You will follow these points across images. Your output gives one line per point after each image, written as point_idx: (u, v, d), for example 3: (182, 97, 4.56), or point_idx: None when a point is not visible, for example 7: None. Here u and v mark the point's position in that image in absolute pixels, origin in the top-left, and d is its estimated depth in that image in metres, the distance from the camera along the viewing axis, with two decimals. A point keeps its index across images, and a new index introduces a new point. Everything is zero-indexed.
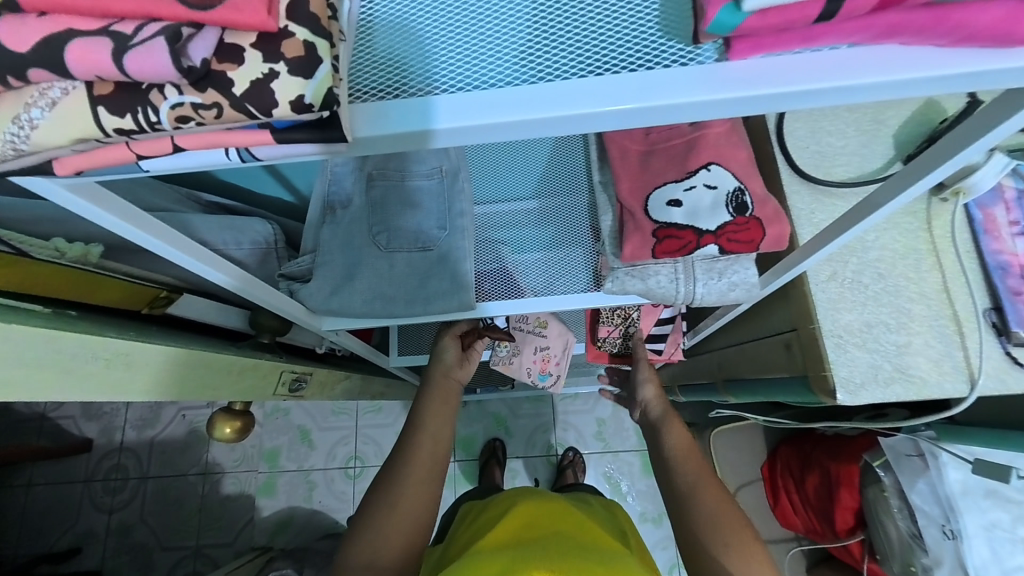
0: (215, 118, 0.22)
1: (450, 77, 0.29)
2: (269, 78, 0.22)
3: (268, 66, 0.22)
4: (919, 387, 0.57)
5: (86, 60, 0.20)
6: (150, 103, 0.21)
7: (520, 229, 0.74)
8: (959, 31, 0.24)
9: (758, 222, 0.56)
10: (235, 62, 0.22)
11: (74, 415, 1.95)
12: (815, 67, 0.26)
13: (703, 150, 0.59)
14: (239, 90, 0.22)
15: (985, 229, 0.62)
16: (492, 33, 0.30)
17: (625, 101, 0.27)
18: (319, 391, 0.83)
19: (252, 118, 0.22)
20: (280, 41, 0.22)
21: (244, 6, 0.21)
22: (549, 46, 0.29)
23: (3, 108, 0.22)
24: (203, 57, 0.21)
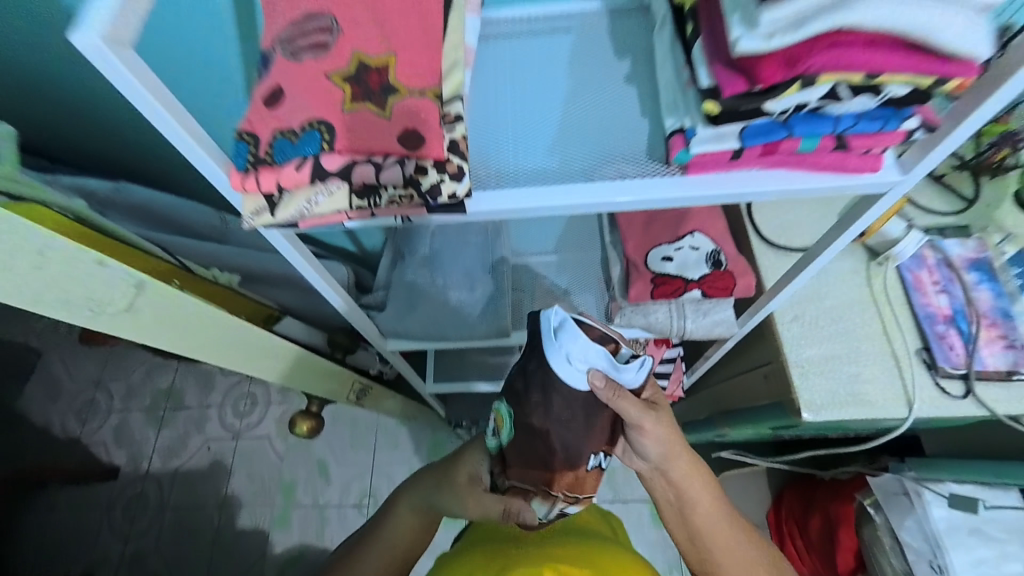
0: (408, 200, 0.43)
1: (525, 175, 0.49)
2: (441, 182, 0.43)
3: (440, 176, 0.43)
4: (869, 408, 0.71)
5: (362, 173, 0.42)
6: (379, 193, 0.43)
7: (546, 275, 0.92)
8: (817, 164, 0.43)
9: (729, 273, 0.74)
10: (424, 173, 0.43)
11: (106, 442, 2.03)
12: (738, 179, 0.45)
13: (689, 221, 0.79)
14: (425, 187, 0.42)
15: (916, 287, 0.78)
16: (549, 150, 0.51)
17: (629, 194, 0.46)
18: (373, 404, 0.99)
19: (427, 201, 0.43)
20: (446, 163, 0.43)
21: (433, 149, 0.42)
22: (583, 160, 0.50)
23: (303, 193, 0.43)
24: (411, 172, 0.42)
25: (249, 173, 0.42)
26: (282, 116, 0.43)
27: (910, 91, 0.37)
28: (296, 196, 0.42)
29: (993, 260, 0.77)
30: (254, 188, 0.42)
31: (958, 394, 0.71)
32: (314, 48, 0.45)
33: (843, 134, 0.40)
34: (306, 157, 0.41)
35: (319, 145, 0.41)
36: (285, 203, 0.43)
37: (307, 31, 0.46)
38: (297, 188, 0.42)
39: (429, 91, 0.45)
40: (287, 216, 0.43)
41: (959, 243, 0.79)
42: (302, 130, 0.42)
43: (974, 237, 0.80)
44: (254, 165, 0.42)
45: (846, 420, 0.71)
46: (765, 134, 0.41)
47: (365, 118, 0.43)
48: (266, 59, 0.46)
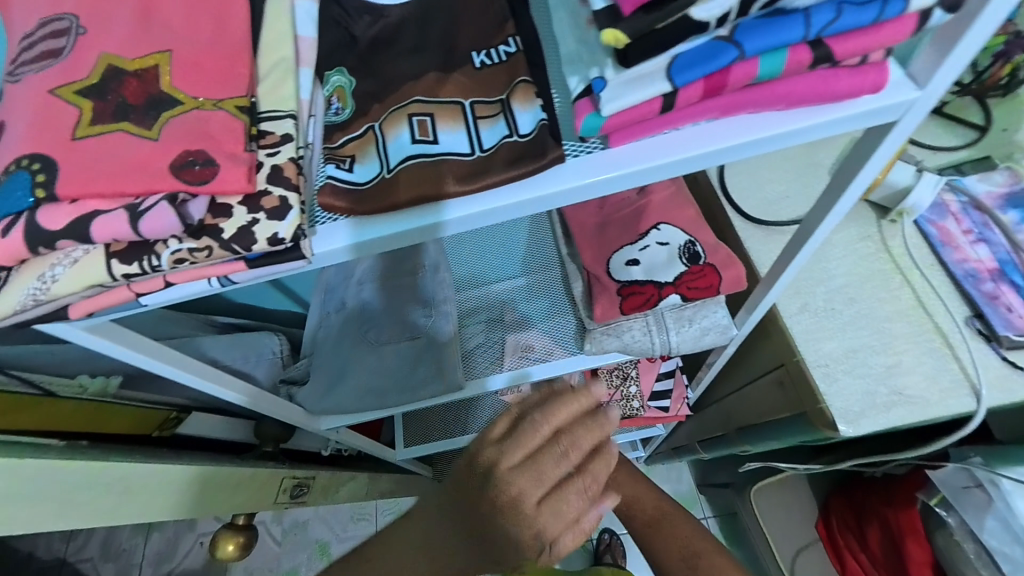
0: (206, 256, 0.29)
1: (408, 157, 0.34)
2: (253, 224, 0.30)
3: (251, 216, 0.30)
4: (923, 408, 0.55)
5: (108, 230, 0.27)
6: (155, 252, 0.28)
7: (510, 307, 0.77)
8: (785, 98, 0.29)
9: (712, 268, 0.59)
10: (225, 215, 0.29)
11: (94, 557, 1.60)
12: (683, 141, 0.31)
13: (652, 213, 0.65)
14: (228, 234, 0.29)
15: (943, 241, 0.62)
16: (428, 125, 0.35)
17: (548, 187, 0.32)
18: (322, 497, 0.81)
19: (236, 254, 0.30)
20: (260, 197, 0.30)
21: (233, 180, 0.29)
22: (469, 117, 0.36)
23: (37, 267, 0.28)
24: (199, 215, 0.28)
25: None
26: None
27: None
28: (23, 276, 0.28)
29: None
30: None
31: None
32: (43, 59, 0.31)
33: (821, 38, 0.26)
34: (15, 215, 0.27)
35: (32, 192, 0.27)
36: (8, 288, 0.28)
37: (35, 40, 0.32)
38: (23, 264, 0.28)
39: (231, 102, 0.33)
40: (13, 306, 0.28)
41: (982, 180, 0.64)
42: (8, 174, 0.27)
43: (1003, 168, 0.65)
44: None
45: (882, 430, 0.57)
46: (704, 61, 0.27)
47: (114, 142, 0.28)
48: None
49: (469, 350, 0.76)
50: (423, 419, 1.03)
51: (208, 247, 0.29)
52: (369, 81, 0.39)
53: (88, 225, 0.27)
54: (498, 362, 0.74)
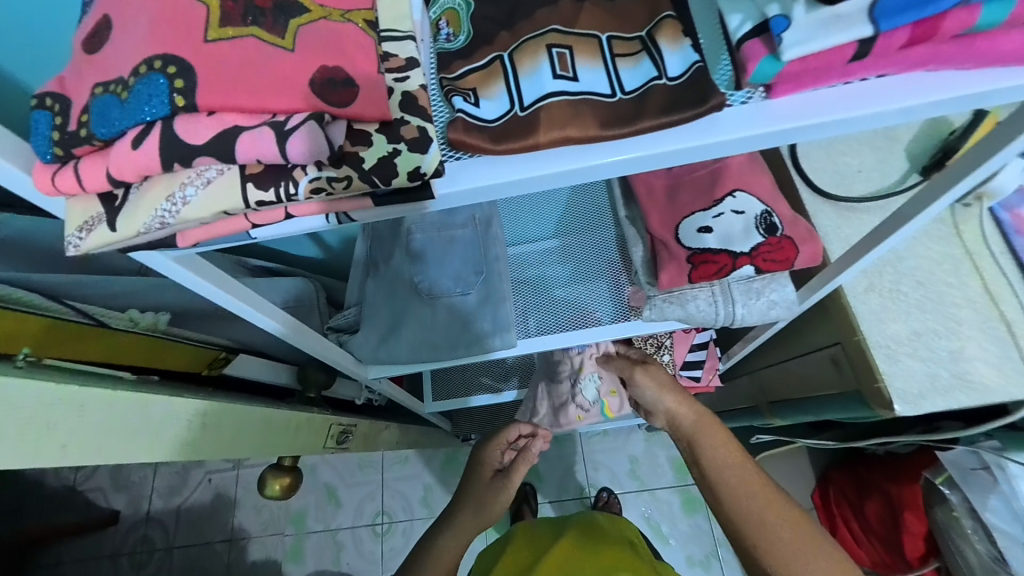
0: (344, 188, 0.27)
1: (549, 94, 0.31)
2: (394, 155, 0.27)
3: (392, 146, 0.27)
4: (981, 393, 0.56)
5: (253, 148, 0.24)
6: (293, 179, 0.26)
7: (546, 267, 0.77)
8: (981, 57, 0.27)
9: (791, 242, 0.58)
10: (364, 143, 0.27)
11: (102, 486, 1.63)
12: (854, 98, 0.28)
13: (727, 179, 0.63)
14: (368, 165, 0.27)
15: (1017, 229, 0.62)
16: (566, 61, 0.32)
17: (699, 140, 0.30)
18: (363, 444, 0.82)
19: (375, 187, 0.27)
20: (398, 126, 0.28)
21: (373, 104, 0.27)
22: (608, 54, 0.33)
23: (164, 184, 0.26)
24: (340, 140, 0.26)
25: (65, 164, 0.26)
26: (107, 61, 0.26)
27: None
28: (149, 195, 0.26)
29: None
30: (75, 188, 0.26)
31: None
32: None
33: None
34: (148, 123, 0.24)
35: (172, 102, 0.24)
36: (131, 208, 0.26)
37: None
38: (147, 181, 0.26)
39: (358, 15, 0.30)
40: (138, 228, 0.26)
41: None
42: (136, 78, 0.25)
43: None
44: (64, 147, 0.25)
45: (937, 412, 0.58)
46: (917, 4, 0.25)
47: (249, 50, 0.26)
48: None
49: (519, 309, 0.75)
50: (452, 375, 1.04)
51: (344, 175, 0.26)
52: (489, 5, 0.35)
53: (231, 141, 0.24)
54: (550, 324, 0.73)
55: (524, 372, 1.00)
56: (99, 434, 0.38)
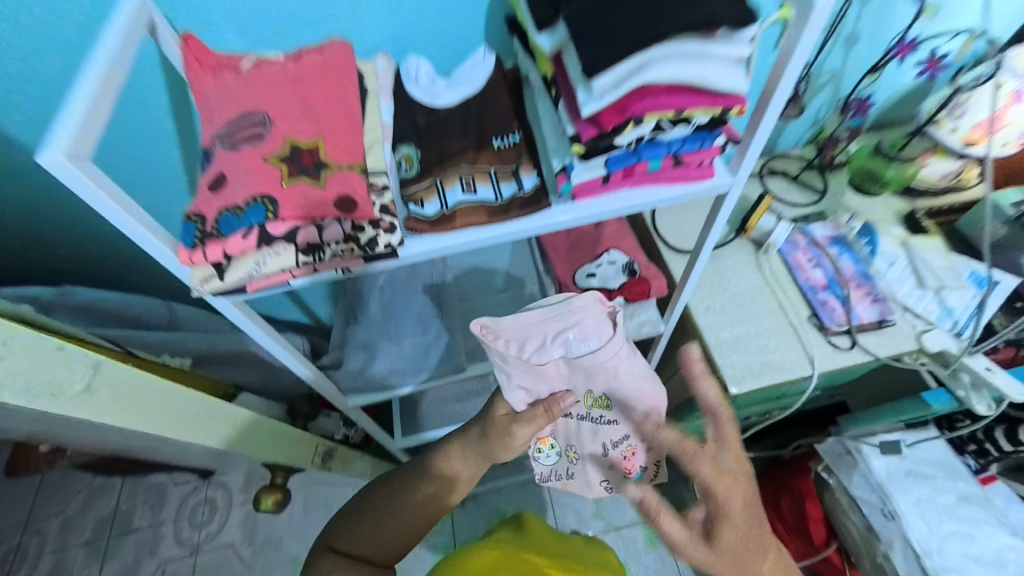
0: (350, 253, 0.51)
1: (461, 200, 0.58)
2: (376, 236, 0.52)
3: (375, 231, 0.52)
4: (782, 373, 0.82)
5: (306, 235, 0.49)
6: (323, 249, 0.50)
7: (490, 319, 0.98)
8: (665, 179, 0.56)
9: (643, 279, 0.86)
10: (360, 230, 0.51)
11: None
12: (614, 199, 0.57)
13: (604, 241, 0.92)
14: (363, 241, 0.51)
15: (795, 266, 0.91)
16: (471, 183, 0.60)
17: (538, 223, 0.57)
18: (342, 467, 0.97)
19: (366, 252, 0.51)
20: (378, 220, 0.52)
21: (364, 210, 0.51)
22: (494, 178, 0.60)
23: (252, 257, 0.49)
24: (348, 228, 0.51)
25: (196, 247, 0.48)
26: (225, 196, 0.50)
27: (709, 119, 0.51)
28: (244, 261, 0.49)
29: (847, 235, 0.92)
30: (202, 260, 0.48)
31: (845, 345, 0.84)
32: (249, 138, 0.53)
33: (678, 154, 0.54)
34: (252, 226, 0.48)
35: (265, 214, 0.49)
36: (234, 268, 0.49)
37: (241, 126, 0.54)
38: (243, 254, 0.49)
39: (356, 166, 0.54)
40: (237, 278, 0.49)
41: (820, 226, 0.94)
42: (247, 206, 0.49)
43: (828, 220, 0.95)
44: (200, 239, 0.48)
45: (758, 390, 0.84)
46: (622, 161, 0.54)
47: (302, 189, 0.50)
48: (207, 154, 0.54)
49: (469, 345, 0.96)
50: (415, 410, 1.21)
51: (351, 247, 0.50)
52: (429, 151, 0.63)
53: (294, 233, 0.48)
54: None
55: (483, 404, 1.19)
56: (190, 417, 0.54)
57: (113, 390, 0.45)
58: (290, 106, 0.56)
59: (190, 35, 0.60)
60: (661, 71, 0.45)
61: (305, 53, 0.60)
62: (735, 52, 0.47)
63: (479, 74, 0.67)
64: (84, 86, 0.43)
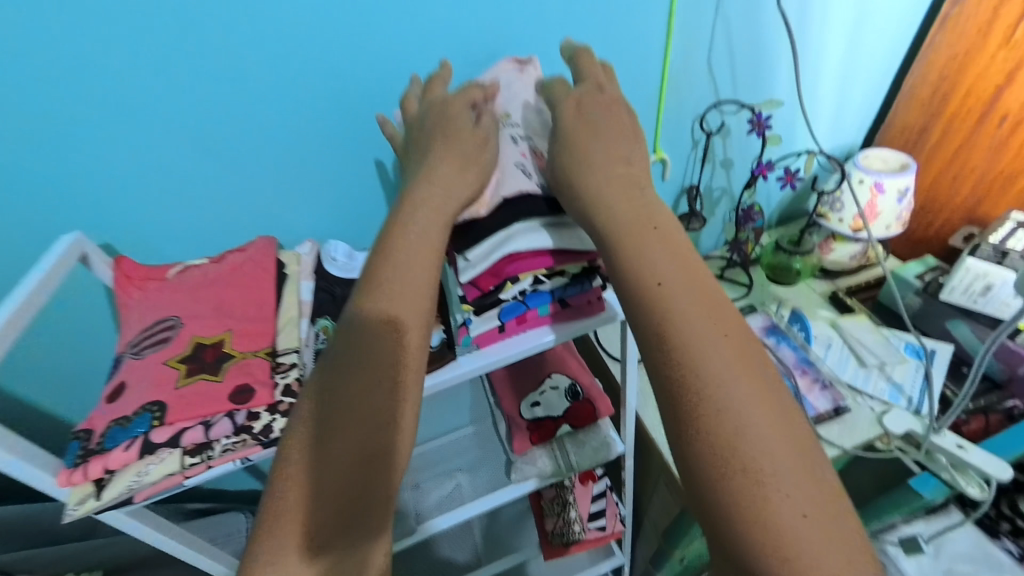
0: (242, 445, 0.50)
1: None
2: (273, 420, 0.51)
3: (272, 416, 0.51)
4: None
5: (191, 436, 0.48)
6: (211, 446, 0.49)
7: (456, 457, 0.98)
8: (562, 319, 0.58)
9: (589, 401, 0.84)
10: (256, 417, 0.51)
11: None
12: (520, 341, 0.58)
13: (546, 365, 0.91)
14: (257, 428, 0.51)
15: None
16: None
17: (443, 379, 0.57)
18: None
19: (262, 438, 0.50)
20: (277, 404, 0.52)
21: (264, 397, 0.52)
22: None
23: (134, 468, 0.47)
24: (242, 419, 0.50)
25: (76, 467, 0.46)
26: (118, 407, 0.50)
27: (582, 269, 0.56)
28: (123, 475, 0.47)
29: (779, 324, 0.94)
30: (81, 479, 0.46)
31: None
32: (157, 344, 0.56)
33: (564, 297, 0.57)
34: (135, 437, 0.48)
35: (150, 422, 0.49)
36: (113, 481, 0.47)
37: (151, 333, 0.57)
38: (126, 465, 0.47)
39: (262, 350, 0.57)
40: (116, 493, 0.46)
41: (753, 321, 0.96)
42: (136, 415, 0.49)
43: (760, 312, 0.98)
44: (82, 458, 0.47)
45: None
46: (514, 311, 0.57)
47: (200, 387, 0.51)
48: (118, 363, 0.56)
49: (441, 482, 0.94)
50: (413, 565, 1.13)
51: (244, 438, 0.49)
52: None
53: (191, 433, 0.49)
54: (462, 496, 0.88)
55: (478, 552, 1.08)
56: None
57: None
58: (204, 307, 0.60)
59: (122, 254, 0.66)
60: (524, 243, 0.51)
61: (228, 255, 0.67)
62: None
63: None
64: None
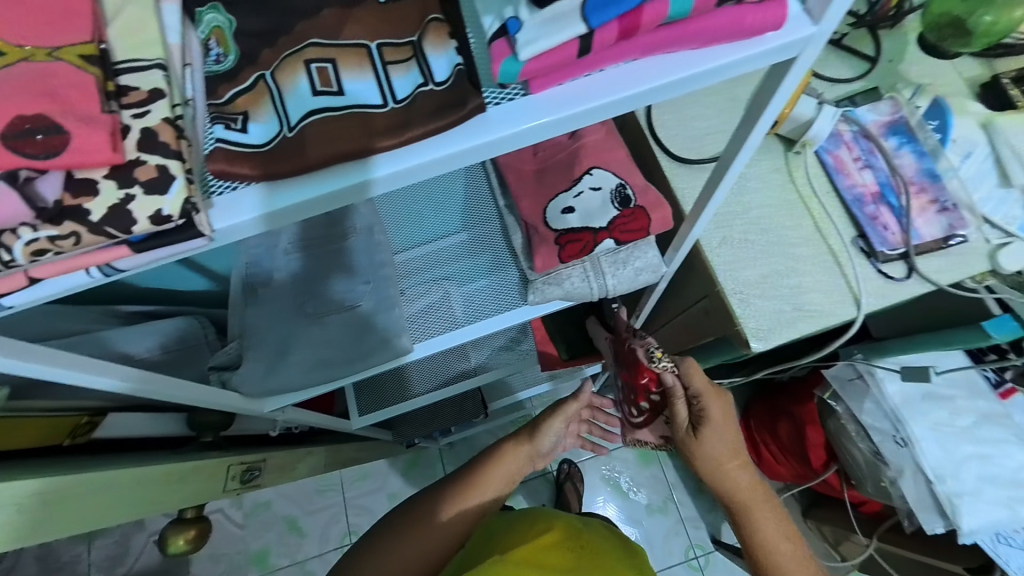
0: (73, 244, 0.26)
1: (316, 114, 0.30)
2: (126, 202, 0.26)
3: (123, 191, 0.26)
4: (818, 319, 0.63)
5: None
6: (5, 244, 0.25)
7: (444, 268, 0.76)
8: (698, 36, 0.29)
9: (642, 209, 0.62)
10: (90, 194, 0.26)
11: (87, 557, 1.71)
12: (613, 83, 0.30)
13: (585, 157, 0.65)
14: (96, 216, 0.25)
15: (837, 170, 0.68)
16: (331, 76, 0.31)
17: (468, 142, 0.31)
18: (279, 475, 0.80)
19: (113, 238, 0.26)
20: (132, 168, 0.26)
21: (92, 150, 0.25)
22: (375, 59, 0.32)
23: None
24: (54, 197, 0.25)
25: None
26: None
27: None
28: None
29: (909, 119, 0.67)
30: None
31: (901, 276, 0.64)
32: None
33: None
34: None
35: None
36: None
37: None
38: None
39: (77, 50, 0.28)
40: None
41: (872, 109, 0.69)
42: None
43: (888, 97, 0.69)
44: None
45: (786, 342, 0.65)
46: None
47: None
48: None
49: (431, 308, 0.74)
50: (399, 378, 1.00)
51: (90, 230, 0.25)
52: (253, 19, 0.33)
53: None
54: (448, 322, 0.74)
55: (464, 366, 0.99)
56: None
57: None
58: None
59: None
60: None
61: None
62: None
63: None
64: None
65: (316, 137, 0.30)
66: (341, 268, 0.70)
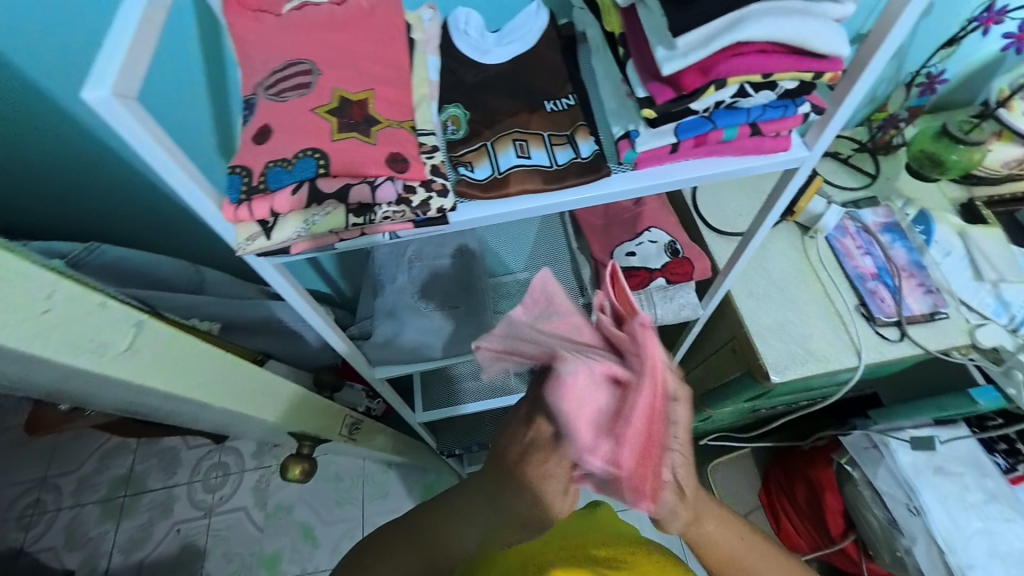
0: (398, 216, 0.48)
1: (513, 166, 0.54)
2: (428, 199, 0.49)
3: (427, 194, 0.49)
4: (824, 363, 0.80)
5: (359, 195, 0.46)
6: (373, 212, 0.47)
7: (507, 296, 0.94)
8: (739, 149, 0.52)
9: (687, 260, 0.83)
10: (413, 192, 0.49)
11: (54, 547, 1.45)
12: (686, 169, 0.53)
13: (645, 219, 0.88)
14: (415, 203, 0.48)
15: (843, 253, 0.87)
16: (524, 148, 0.56)
17: (599, 191, 0.54)
18: (366, 439, 0.96)
19: (416, 216, 0.49)
20: (430, 182, 0.50)
21: (416, 171, 0.48)
22: (548, 142, 0.56)
23: (301, 214, 0.46)
24: (400, 189, 0.48)
25: (243, 203, 0.45)
26: (273, 149, 0.47)
27: (796, 85, 0.47)
28: (289, 221, 0.46)
29: (900, 222, 0.88)
30: (247, 216, 0.46)
31: (894, 338, 0.80)
32: (296, 87, 0.50)
33: (756, 123, 0.50)
34: (301, 182, 0.45)
35: (316, 168, 0.46)
36: (282, 223, 0.46)
37: (287, 75, 0.51)
38: (290, 212, 0.46)
39: (406, 123, 0.52)
40: (285, 237, 0.46)
41: (871, 212, 0.89)
42: (295, 159, 0.46)
43: (881, 205, 0.90)
44: (247, 195, 0.45)
45: (798, 380, 0.81)
46: (695, 129, 0.50)
47: (353, 145, 0.47)
48: (250, 103, 0.51)
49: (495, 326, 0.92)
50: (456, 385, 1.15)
51: (410, 210, 0.48)
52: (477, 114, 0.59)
53: (372, 192, 0.47)
54: None
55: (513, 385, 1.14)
56: (221, 386, 0.52)
57: (152, 351, 0.43)
58: (335, 53, 0.53)
59: None
60: (756, 29, 0.41)
61: None
62: (836, 13, 0.43)
63: (532, 25, 0.62)
64: (128, 20, 0.39)
65: (515, 177, 0.53)
66: (448, 278, 0.93)
